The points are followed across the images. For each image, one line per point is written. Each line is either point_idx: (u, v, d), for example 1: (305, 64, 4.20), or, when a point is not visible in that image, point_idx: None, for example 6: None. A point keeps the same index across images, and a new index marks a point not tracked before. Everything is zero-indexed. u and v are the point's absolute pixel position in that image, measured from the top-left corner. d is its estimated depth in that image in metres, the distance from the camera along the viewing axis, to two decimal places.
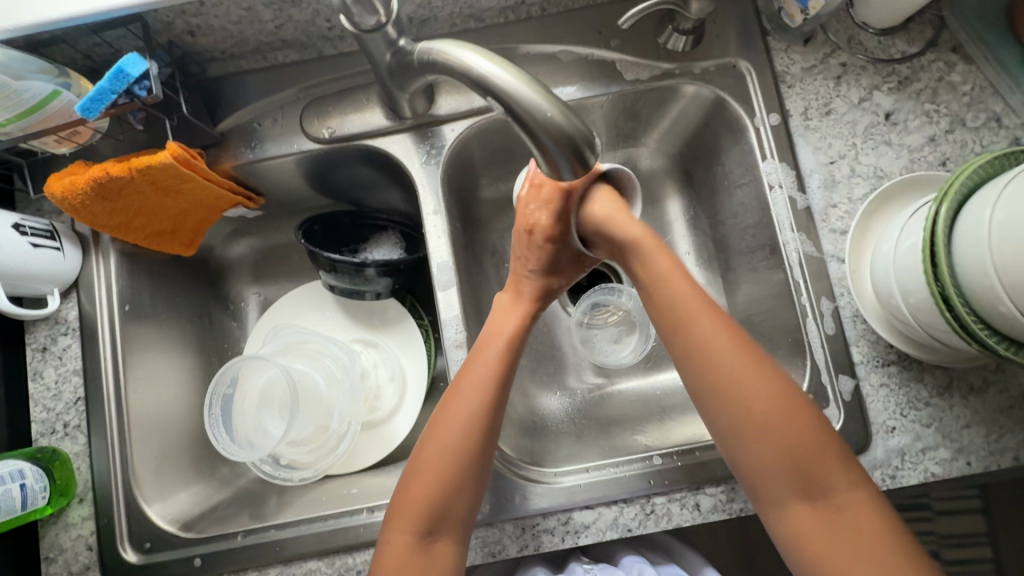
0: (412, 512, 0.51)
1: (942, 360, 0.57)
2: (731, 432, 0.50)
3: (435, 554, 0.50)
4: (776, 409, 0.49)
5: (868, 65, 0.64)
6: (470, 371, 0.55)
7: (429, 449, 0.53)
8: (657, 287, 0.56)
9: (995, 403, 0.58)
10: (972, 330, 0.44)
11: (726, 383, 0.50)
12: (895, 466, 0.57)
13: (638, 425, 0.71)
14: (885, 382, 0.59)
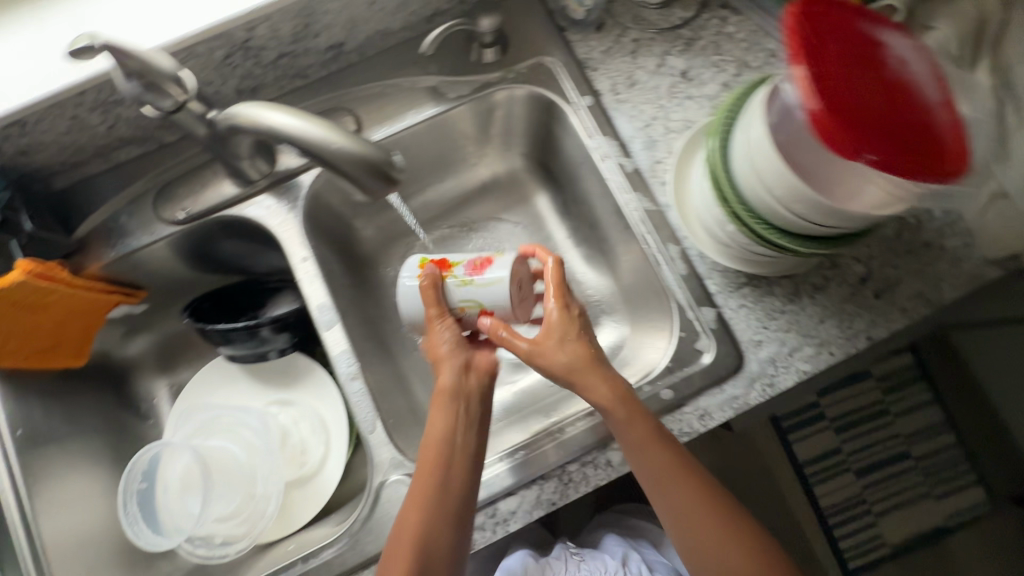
0: None
1: (783, 269, 0.63)
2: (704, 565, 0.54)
3: None
4: (717, 535, 0.53)
5: (656, 36, 0.72)
6: (410, 507, 0.52)
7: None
8: (630, 450, 0.54)
9: (839, 295, 0.65)
10: (772, 239, 0.52)
11: (676, 507, 0.54)
12: (770, 375, 0.62)
13: (555, 406, 0.74)
14: (743, 302, 0.65)
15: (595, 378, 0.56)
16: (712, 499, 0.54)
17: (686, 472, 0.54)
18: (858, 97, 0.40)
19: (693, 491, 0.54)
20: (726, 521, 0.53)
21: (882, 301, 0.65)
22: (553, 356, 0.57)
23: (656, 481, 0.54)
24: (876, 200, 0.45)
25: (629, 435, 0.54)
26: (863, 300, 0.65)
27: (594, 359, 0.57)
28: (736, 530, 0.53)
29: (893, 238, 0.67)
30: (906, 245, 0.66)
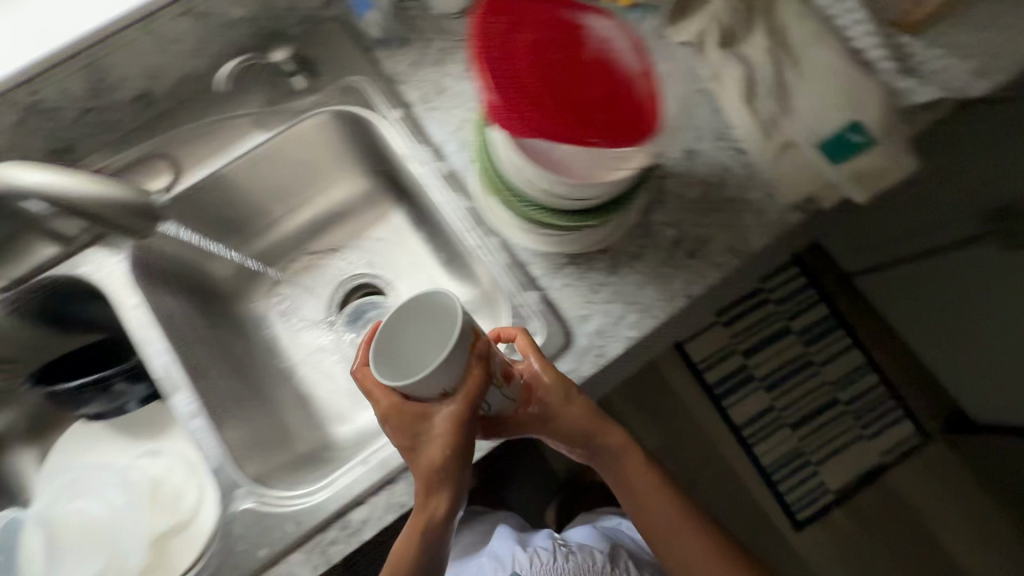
0: None
1: (595, 241, 0.67)
2: (638, 512, 0.69)
3: None
4: (679, 526, 0.68)
5: (459, 42, 0.75)
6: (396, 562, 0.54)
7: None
8: (597, 441, 0.64)
9: (656, 261, 0.69)
10: (545, 219, 0.58)
11: (631, 489, 0.68)
12: (597, 346, 0.66)
13: None
14: (565, 280, 0.68)
15: (586, 417, 0.62)
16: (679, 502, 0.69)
17: (658, 483, 0.68)
18: (542, 80, 0.43)
19: (665, 499, 0.68)
20: (688, 519, 0.69)
21: (696, 259, 0.69)
22: (576, 421, 0.61)
23: (611, 461, 0.66)
24: (607, 171, 0.50)
25: (618, 460, 0.66)
26: (678, 262, 0.68)
27: (604, 420, 0.63)
28: (688, 521, 0.69)
29: (700, 199, 0.71)
30: (713, 204, 0.70)
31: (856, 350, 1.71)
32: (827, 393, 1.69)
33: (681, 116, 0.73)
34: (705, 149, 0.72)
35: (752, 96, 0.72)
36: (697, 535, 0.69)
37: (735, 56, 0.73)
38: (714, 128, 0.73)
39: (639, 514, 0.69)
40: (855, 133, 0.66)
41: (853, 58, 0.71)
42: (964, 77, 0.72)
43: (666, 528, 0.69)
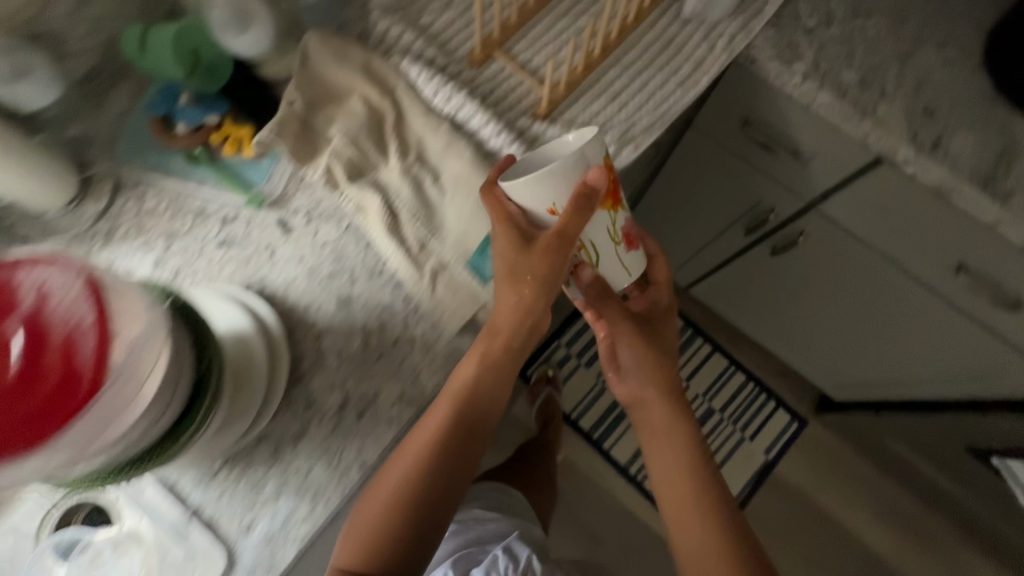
0: (382, 495, 0.58)
1: (232, 443, 0.59)
2: (643, 421, 0.76)
3: (419, 537, 0.58)
4: (663, 438, 0.73)
5: (71, 240, 0.67)
6: (443, 400, 0.61)
7: (366, 544, 0.56)
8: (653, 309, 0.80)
9: (322, 434, 0.62)
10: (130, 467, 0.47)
11: (641, 398, 0.76)
12: (265, 560, 0.58)
13: None
14: (218, 491, 0.60)
15: (660, 289, 0.80)
16: (678, 407, 0.74)
17: (671, 379, 0.75)
18: None
19: (671, 403, 0.74)
20: (686, 432, 0.72)
21: (365, 422, 0.62)
22: (653, 302, 0.80)
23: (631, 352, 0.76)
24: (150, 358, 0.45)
25: (655, 337, 0.77)
26: (346, 430, 0.62)
27: (650, 304, 0.80)
28: (682, 441, 0.72)
29: (361, 349, 0.65)
30: (376, 351, 0.65)
31: (719, 354, 1.70)
32: (702, 404, 1.66)
33: (331, 261, 0.67)
34: (361, 292, 0.66)
35: (397, 223, 0.68)
36: (692, 455, 0.70)
37: (371, 185, 0.68)
38: (369, 264, 0.67)
39: (646, 424, 0.76)
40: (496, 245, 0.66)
41: (487, 162, 0.69)
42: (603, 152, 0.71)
43: (660, 439, 0.73)
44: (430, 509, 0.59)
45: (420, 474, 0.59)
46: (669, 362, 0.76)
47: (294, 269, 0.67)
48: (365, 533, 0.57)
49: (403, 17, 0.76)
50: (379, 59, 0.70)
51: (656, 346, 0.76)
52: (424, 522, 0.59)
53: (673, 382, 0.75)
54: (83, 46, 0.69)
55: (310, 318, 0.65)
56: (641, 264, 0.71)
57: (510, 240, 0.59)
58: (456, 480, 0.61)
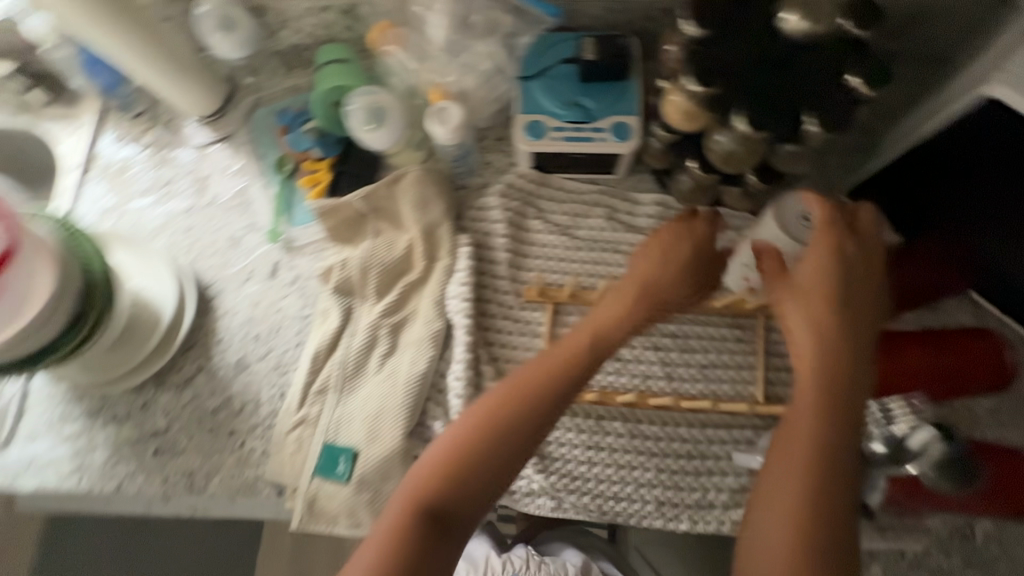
0: (477, 422, 0.53)
1: (81, 380, 0.67)
2: (789, 467, 0.49)
3: (500, 468, 0.52)
4: (790, 480, 0.49)
5: (170, 142, 0.78)
6: (587, 322, 0.58)
7: (432, 474, 0.52)
8: (839, 272, 0.54)
9: (125, 434, 0.67)
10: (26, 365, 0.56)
11: (811, 434, 0.50)
12: (16, 472, 0.66)
13: (42, 468, 0.66)
14: (48, 394, 0.68)
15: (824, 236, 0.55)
16: (820, 433, 0.50)
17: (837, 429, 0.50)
18: None
19: (826, 382, 0.51)
20: (821, 463, 0.48)
21: (152, 460, 0.66)
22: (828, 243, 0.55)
23: (801, 369, 0.53)
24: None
25: (800, 301, 0.54)
26: (139, 454, 0.66)
27: (847, 269, 0.54)
28: (815, 507, 0.47)
29: (208, 411, 0.68)
30: (214, 423, 0.67)
31: None
32: None
33: (267, 327, 0.71)
34: (256, 371, 0.69)
35: (327, 356, 0.68)
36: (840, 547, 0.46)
37: (343, 309, 0.69)
38: (283, 359, 0.69)
39: (775, 484, 0.50)
40: (345, 463, 0.63)
41: (427, 388, 0.66)
42: (522, 484, 0.63)
43: (801, 510, 0.47)
44: (503, 456, 0.52)
45: (488, 419, 0.53)
46: (854, 307, 0.54)
47: (244, 305, 0.72)
48: (447, 456, 0.52)
49: (517, 206, 0.71)
50: (447, 228, 0.69)
51: (846, 278, 0.54)
52: (512, 459, 0.53)
53: (837, 380, 0.51)
54: (301, 30, 0.75)
55: (214, 352, 0.70)
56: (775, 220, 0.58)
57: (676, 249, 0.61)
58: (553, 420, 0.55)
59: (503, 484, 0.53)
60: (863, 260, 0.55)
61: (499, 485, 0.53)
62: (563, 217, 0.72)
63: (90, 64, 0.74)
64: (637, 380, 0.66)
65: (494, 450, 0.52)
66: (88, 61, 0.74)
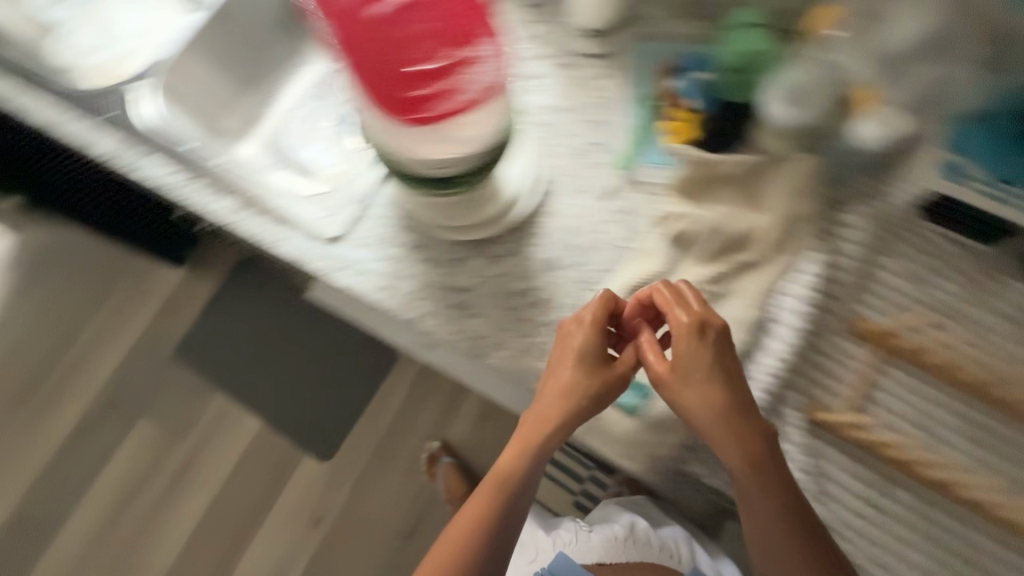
0: (488, 498, 0.70)
1: (421, 213, 0.73)
2: (780, 560, 0.60)
3: (505, 529, 0.70)
4: (787, 554, 0.60)
5: (554, 42, 0.82)
6: (545, 400, 0.66)
7: (475, 523, 0.69)
8: (743, 401, 0.61)
9: (436, 277, 0.72)
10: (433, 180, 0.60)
11: (770, 528, 0.60)
12: (341, 266, 0.74)
13: (362, 273, 0.73)
14: (383, 216, 0.75)
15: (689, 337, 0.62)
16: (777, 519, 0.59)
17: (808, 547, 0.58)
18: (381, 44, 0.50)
19: (784, 498, 0.59)
20: (798, 549, 0.59)
21: (451, 311, 0.71)
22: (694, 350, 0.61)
23: (762, 472, 0.59)
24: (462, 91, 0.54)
25: (688, 375, 0.62)
26: (441, 300, 0.71)
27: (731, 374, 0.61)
28: None
29: (509, 292, 0.71)
30: (512, 304, 0.71)
31: None
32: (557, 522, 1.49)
33: (586, 243, 0.72)
34: (563, 277, 0.71)
35: (636, 293, 0.69)
36: None
37: (667, 258, 0.69)
38: (590, 277, 0.71)
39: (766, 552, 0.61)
40: (635, 397, 0.69)
41: None
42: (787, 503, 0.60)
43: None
44: (520, 498, 0.71)
45: (496, 481, 0.71)
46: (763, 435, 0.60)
47: (571, 213, 0.73)
48: (470, 509, 0.71)
49: (877, 238, 0.68)
50: (803, 228, 0.67)
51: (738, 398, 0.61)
52: (517, 518, 0.71)
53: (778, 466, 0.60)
54: None
55: (533, 240, 0.72)
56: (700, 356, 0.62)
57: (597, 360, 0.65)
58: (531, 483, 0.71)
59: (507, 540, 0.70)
60: (738, 371, 0.62)
61: (503, 539, 0.70)
62: (921, 268, 0.67)
63: None
64: (947, 464, 0.60)
65: (492, 512, 0.70)
66: None
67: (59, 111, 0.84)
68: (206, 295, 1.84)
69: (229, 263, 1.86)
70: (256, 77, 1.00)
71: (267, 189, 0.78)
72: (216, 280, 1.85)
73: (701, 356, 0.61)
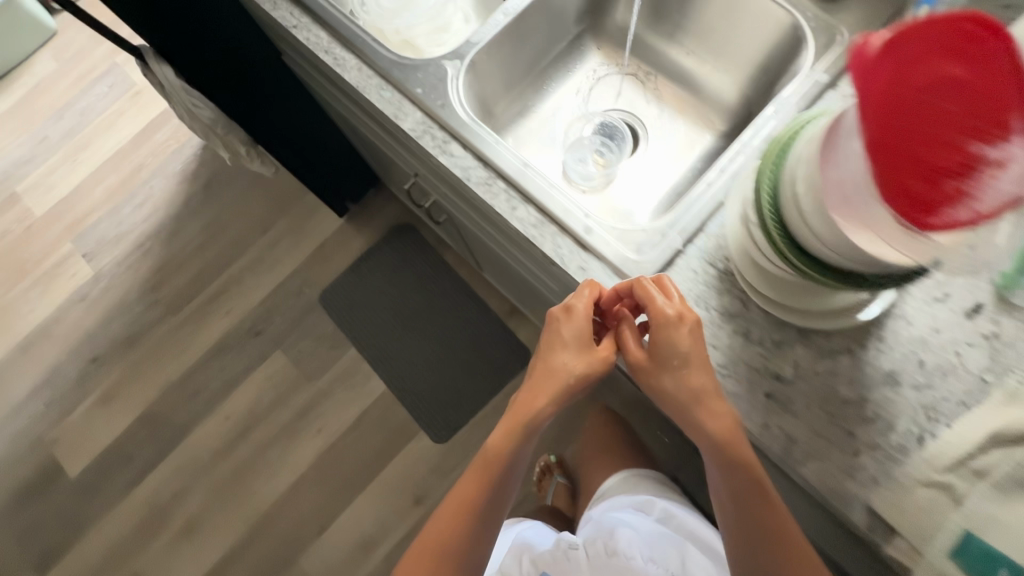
0: (475, 482, 0.73)
1: (749, 280, 0.64)
2: (757, 549, 0.63)
3: (468, 495, 0.73)
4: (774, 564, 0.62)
5: None
6: (540, 394, 0.68)
7: (467, 511, 0.73)
8: (704, 398, 0.60)
9: (749, 356, 0.64)
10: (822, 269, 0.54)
11: (746, 512, 0.62)
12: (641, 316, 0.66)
13: None
14: (697, 270, 0.67)
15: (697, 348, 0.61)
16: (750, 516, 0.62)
17: (754, 516, 0.62)
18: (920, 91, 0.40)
19: (749, 488, 0.61)
20: (758, 531, 0.62)
21: (759, 399, 0.62)
22: (696, 362, 0.61)
23: (772, 507, 0.62)
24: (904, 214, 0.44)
25: (663, 347, 0.61)
26: (753, 386, 0.63)
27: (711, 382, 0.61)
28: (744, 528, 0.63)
29: (833, 395, 0.62)
30: (834, 410, 0.61)
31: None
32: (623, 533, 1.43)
33: (936, 361, 0.62)
34: (903, 395, 0.61)
35: None
36: None
37: None
38: (938, 403, 0.60)
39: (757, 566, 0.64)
40: None
41: None
42: None
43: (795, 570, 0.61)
44: (486, 475, 0.73)
45: (484, 475, 0.73)
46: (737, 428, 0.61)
47: (922, 321, 0.63)
48: (457, 492, 0.74)
49: None
50: None
51: (710, 386, 0.61)
52: (482, 504, 0.73)
53: (741, 472, 0.61)
54: None
55: (872, 344, 0.63)
56: (674, 346, 0.61)
57: (581, 335, 0.67)
58: (513, 473, 0.74)
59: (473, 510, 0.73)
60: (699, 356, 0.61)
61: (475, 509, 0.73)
62: None
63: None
64: None
65: (462, 490, 0.74)
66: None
67: (359, 72, 0.80)
68: (360, 247, 1.87)
69: (388, 221, 1.88)
70: (540, 74, 0.97)
71: (578, 216, 0.70)
72: (371, 236, 1.88)
73: (665, 350, 0.61)
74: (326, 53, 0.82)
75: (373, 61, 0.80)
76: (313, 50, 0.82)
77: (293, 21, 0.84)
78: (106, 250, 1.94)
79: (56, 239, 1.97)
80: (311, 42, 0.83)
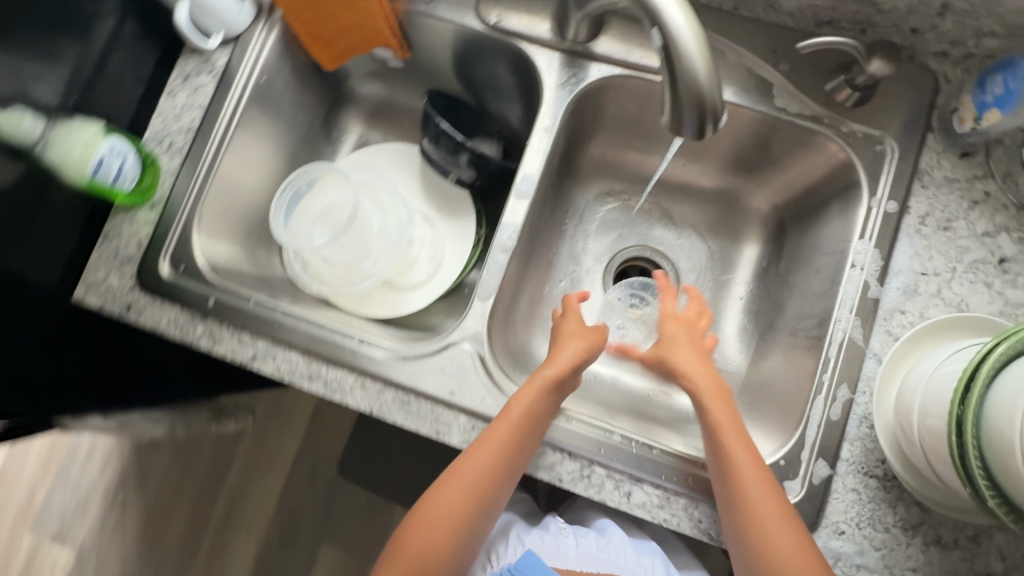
0: (492, 449, 0.58)
1: (922, 490, 0.57)
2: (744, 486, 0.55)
3: (472, 463, 0.58)
4: (763, 497, 0.55)
5: (1011, 207, 0.61)
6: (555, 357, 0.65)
7: (473, 477, 0.58)
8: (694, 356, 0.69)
9: (951, 565, 0.57)
10: None
11: (736, 451, 0.58)
12: None
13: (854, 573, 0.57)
14: (858, 490, 0.59)
15: (687, 325, 0.72)
16: (741, 451, 0.58)
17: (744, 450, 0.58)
18: None
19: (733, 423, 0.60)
20: (742, 462, 0.57)
21: None
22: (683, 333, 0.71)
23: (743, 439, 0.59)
24: None
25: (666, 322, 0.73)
26: None
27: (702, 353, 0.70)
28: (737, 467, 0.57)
29: None
30: None
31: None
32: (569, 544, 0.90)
33: None
34: None
35: None
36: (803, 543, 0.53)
37: None
38: None
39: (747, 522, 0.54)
40: None
41: None
42: None
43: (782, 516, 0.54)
44: (498, 442, 0.58)
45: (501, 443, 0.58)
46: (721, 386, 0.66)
47: None
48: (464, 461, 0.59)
49: None
50: None
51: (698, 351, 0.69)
52: (489, 480, 0.58)
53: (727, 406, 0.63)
54: None
55: None
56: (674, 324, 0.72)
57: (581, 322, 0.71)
58: (523, 450, 0.59)
59: (472, 485, 0.59)
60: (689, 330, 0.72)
61: (476, 481, 0.58)
62: None
63: (1008, 103, 0.56)
64: None
65: (473, 457, 0.58)
66: (998, 99, 0.57)
67: (365, 390, 0.63)
68: None
69: None
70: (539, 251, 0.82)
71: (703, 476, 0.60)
72: None
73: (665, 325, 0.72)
74: (315, 380, 0.64)
75: (378, 371, 0.63)
76: (296, 382, 0.64)
77: (249, 351, 0.65)
78: (74, 525, 1.65)
79: (12, 539, 1.66)
80: (287, 372, 0.64)
